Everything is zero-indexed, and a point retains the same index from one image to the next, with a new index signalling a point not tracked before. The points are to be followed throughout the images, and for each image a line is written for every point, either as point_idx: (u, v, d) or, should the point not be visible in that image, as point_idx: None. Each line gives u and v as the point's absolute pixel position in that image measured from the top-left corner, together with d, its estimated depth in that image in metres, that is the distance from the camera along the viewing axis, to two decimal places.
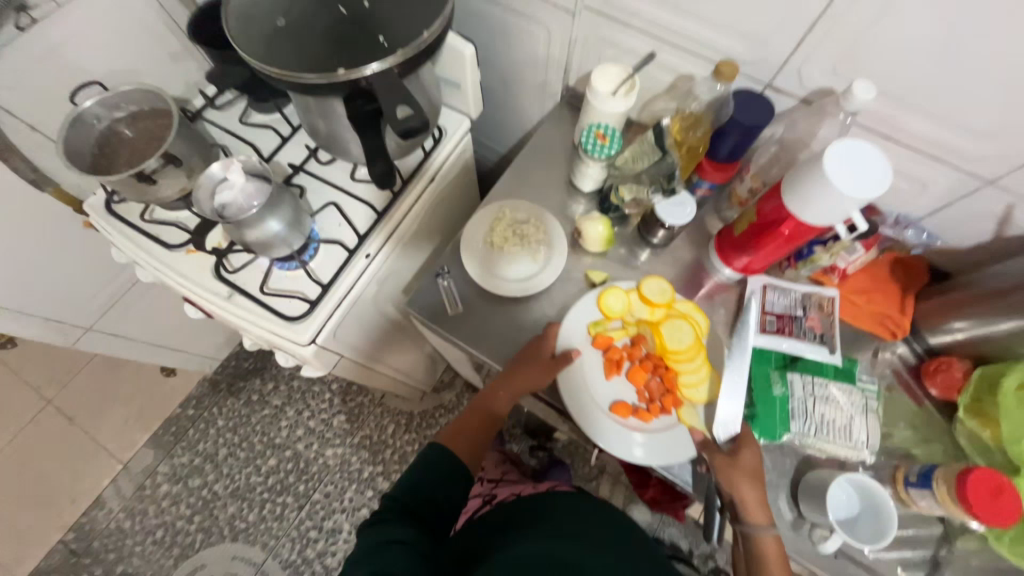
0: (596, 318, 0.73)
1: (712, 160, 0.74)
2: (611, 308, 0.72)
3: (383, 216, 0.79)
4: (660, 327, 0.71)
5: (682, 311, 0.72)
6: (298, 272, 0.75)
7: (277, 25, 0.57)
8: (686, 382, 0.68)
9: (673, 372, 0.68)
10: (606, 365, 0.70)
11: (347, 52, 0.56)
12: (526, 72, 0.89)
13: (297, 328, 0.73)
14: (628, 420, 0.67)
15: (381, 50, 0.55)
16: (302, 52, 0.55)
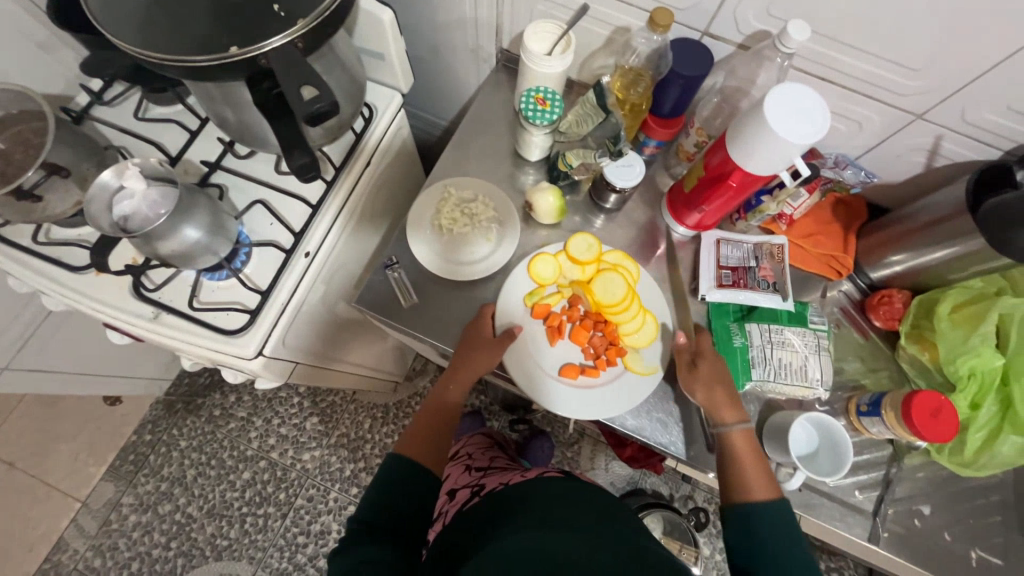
0: (532, 288, 0.71)
1: (655, 116, 0.72)
2: (542, 274, 0.70)
3: (319, 209, 0.73)
4: (592, 284, 0.70)
5: (612, 262, 0.71)
6: (231, 281, 0.69)
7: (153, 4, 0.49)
8: (626, 332, 0.68)
9: (612, 325, 0.68)
10: (548, 333, 0.69)
11: (240, 27, 0.48)
12: (455, 36, 0.83)
13: (239, 342, 0.67)
14: (578, 379, 0.67)
15: (279, 21, 0.49)
16: (188, 34, 0.48)
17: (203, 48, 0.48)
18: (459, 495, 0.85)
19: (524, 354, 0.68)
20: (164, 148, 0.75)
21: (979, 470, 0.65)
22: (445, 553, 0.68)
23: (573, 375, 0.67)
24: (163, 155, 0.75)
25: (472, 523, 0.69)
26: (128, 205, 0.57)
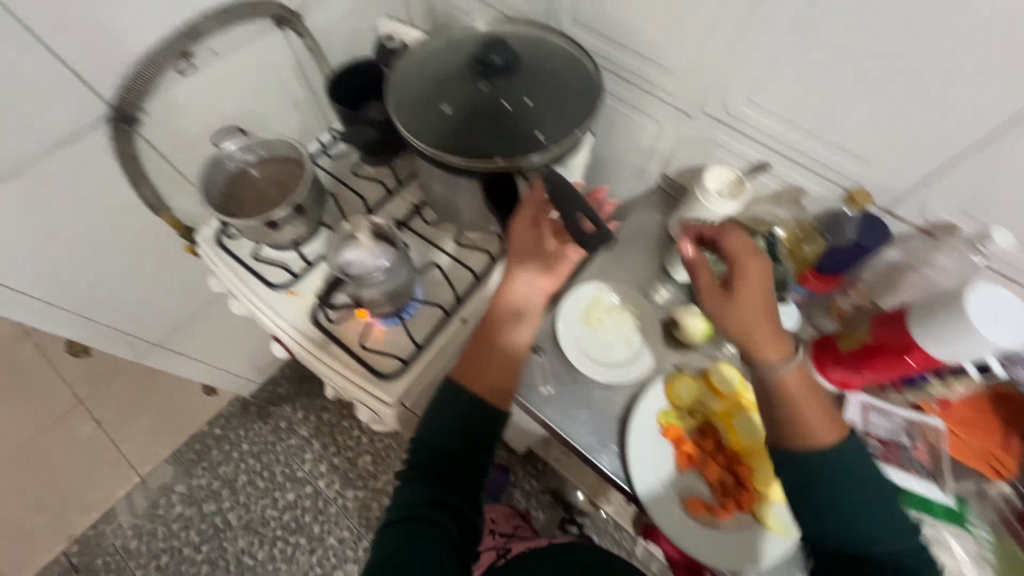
0: (666, 405, 0.71)
1: (817, 271, 0.74)
2: (680, 396, 0.71)
3: (482, 282, 0.80)
4: (731, 419, 0.70)
5: (752, 402, 0.71)
6: (394, 329, 0.76)
7: (439, 113, 0.62)
8: (761, 480, 0.67)
9: (747, 468, 0.67)
10: (678, 460, 0.68)
11: (501, 144, 0.60)
12: (626, 157, 0.93)
13: (388, 387, 0.72)
14: (704, 518, 0.65)
15: (533, 146, 0.59)
16: (461, 143, 0.60)
17: (471, 156, 0.59)
18: (484, 557, 0.93)
19: (649, 474, 0.67)
20: (364, 200, 0.88)
21: None
22: None
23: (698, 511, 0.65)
24: (362, 206, 0.87)
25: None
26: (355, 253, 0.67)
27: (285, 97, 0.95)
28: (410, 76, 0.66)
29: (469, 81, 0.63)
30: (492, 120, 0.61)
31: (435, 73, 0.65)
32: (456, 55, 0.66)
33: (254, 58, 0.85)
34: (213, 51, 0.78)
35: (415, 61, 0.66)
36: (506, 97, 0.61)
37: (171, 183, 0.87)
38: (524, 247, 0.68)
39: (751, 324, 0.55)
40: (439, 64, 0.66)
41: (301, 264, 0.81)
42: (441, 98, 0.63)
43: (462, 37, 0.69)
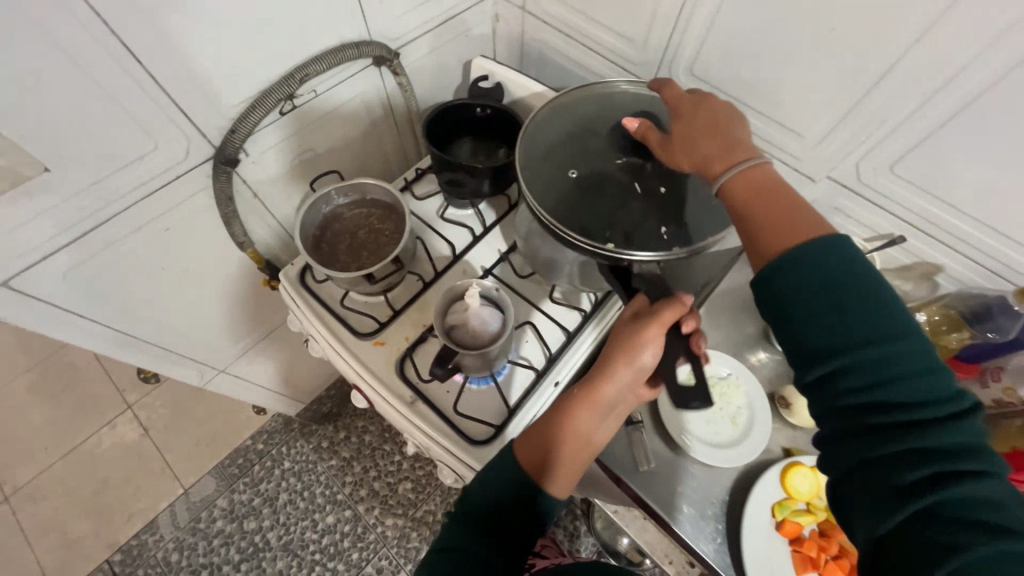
0: (782, 497, 0.66)
1: (958, 358, 0.71)
2: (798, 488, 0.66)
3: (576, 342, 0.76)
4: None
5: None
6: (485, 389, 0.73)
7: (572, 180, 0.60)
8: None
9: None
10: (798, 561, 0.63)
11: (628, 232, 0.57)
12: None
13: (480, 455, 0.68)
14: None
15: (658, 242, 0.57)
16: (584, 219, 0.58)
17: (593, 236, 0.57)
18: None
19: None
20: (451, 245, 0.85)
21: None
22: None
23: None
24: (449, 251, 0.84)
25: None
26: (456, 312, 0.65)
27: (371, 132, 0.93)
28: (551, 130, 0.64)
29: (609, 153, 0.61)
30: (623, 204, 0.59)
31: (578, 134, 0.64)
32: (601, 120, 0.65)
33: (350, 95, 0.83)
34: (314, 90, 0.77)
35: (561, 116, 0.65)
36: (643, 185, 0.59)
37: (258, 218, 0.85)
38: (643, 360, 0.54)
39: (698, 144, 0.52)
40: (584, 124, 0.64)
41: (388, 312, 0.78)
42: (577, 163, 0.61)
43: (608, 96, 0.66)
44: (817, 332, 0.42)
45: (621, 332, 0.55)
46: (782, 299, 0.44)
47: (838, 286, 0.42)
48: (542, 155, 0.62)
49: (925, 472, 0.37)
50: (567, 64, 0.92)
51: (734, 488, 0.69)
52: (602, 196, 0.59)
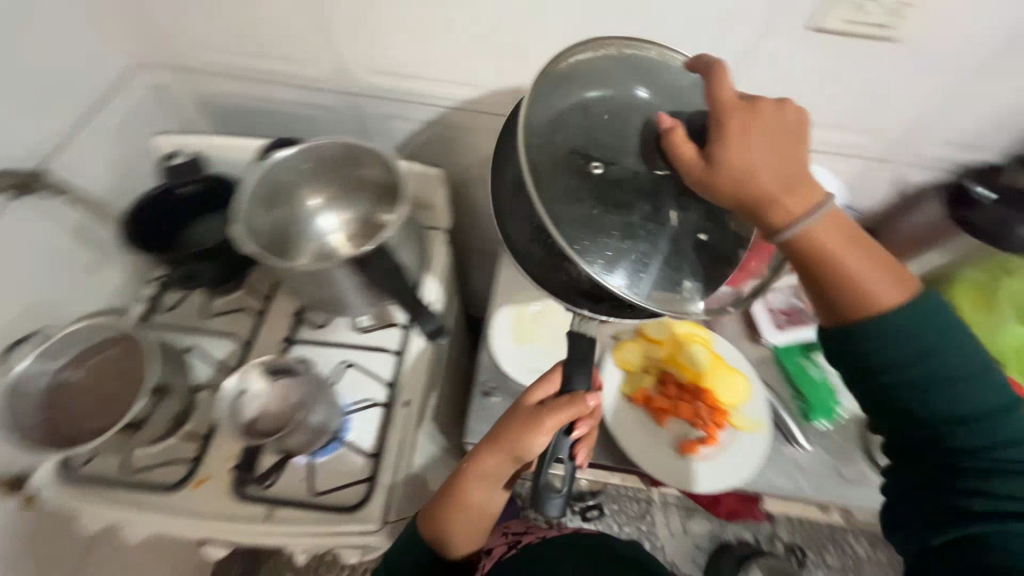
0: (624, 375, 0.76)
1: None
2: (628, 360, 0.77)
3: (406, 356, 0.75)
4: (675, 357, 0.77)
5: (683, 333, 0.79)
6: (340, 453, 0.68)
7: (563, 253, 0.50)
8: (724, 394, 0.74)
9: (709, 391, 0.74)
10: (654, 415, 0.73)
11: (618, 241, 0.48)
12: (478, 173, 0.94)
13: (365, 515, 0.64)
14: (701, 452, 0.70)
15: (674, 292, 0.49)
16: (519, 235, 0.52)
17: (573, 245, 0.47)
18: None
19: (639, 444, 0.70)
20: (235, 338, 0.76)
21: None
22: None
23: (695, 451, 0.70)
24: (236, 344, 0.76)
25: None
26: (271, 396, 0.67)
27: (72, 269, 0.76)
28: (582, 78, 0.52)
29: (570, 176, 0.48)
30: (708, 257, 0.50)
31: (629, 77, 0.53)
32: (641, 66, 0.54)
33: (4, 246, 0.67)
34: None
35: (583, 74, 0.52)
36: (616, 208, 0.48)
37: None
38: (533, 447, 0.59)
39: (756, 156, 0.43)
40: (575, 104, 0.51)
41: (195, 444, 0.68)
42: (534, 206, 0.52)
43: (576, 120, 0.50)
44: (880, 348, 0.42)
45: (517, 419, 0.61)
46: (871, 360, 0.42)
47: (947, 337, 0.41)
48: (542, 135, 0.49)
49: (985, 508, 0.39)
50: (261, 106, 0.87)
51: None
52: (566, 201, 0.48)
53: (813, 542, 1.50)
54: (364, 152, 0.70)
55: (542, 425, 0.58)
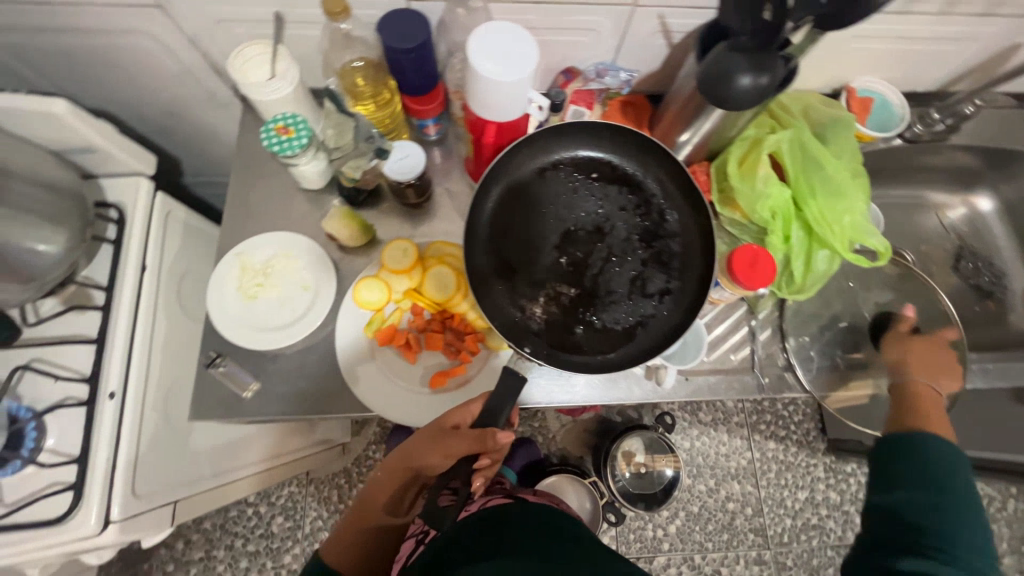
0: (365, 317, 0.66)
1: (415, 99, 0.69)
2: (369, 300, 0.66)
3: (104, 342, 0.64)
4: (424, 285, 0.67)
5: (436, 257, 0.69)
6: (32, 466, 0.59)
7: (553, 264, 0.63)
8: (475, 318, 0.67)
9: (460, 318, 0.67)
10: (404, 353, 0.66)
11: (527, 300, 0.63)
12: (177, 89, 0.74)
13: (79, 521, 0.58)
14: (450, 384, 0.65)
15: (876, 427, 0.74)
16: (488, 270, 0.63)
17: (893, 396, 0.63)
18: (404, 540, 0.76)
19: (377, 387, 0.64)
20: None
21: (812, 292, 0.70)
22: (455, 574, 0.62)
23: (440, 385, 0.65)
24: None
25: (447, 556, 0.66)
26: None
27: None
28: (568, 150, 0.67)
29: (540, 223, 0.65)
30: (577, 305, 0.62)
31: (601, 161, 0.68)
32: (631, 163, 0.67)
33: None
34: None
35: (577, 138, 0.67)
36: (571, 253, 0.63)
37: None
38: (432, 463, 0.62)
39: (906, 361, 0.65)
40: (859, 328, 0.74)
41: None
42: (507, 246, 0.64)
43: (859, 329, 0.74)
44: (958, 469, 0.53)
45: (425, 434, 0.63)
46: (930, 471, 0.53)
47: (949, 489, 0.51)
48: (814, 304, 0.74)
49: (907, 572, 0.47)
50: None
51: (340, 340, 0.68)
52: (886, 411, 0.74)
53: (687, 405, 1.63)
54: None
55: (445, 447, 0.60)
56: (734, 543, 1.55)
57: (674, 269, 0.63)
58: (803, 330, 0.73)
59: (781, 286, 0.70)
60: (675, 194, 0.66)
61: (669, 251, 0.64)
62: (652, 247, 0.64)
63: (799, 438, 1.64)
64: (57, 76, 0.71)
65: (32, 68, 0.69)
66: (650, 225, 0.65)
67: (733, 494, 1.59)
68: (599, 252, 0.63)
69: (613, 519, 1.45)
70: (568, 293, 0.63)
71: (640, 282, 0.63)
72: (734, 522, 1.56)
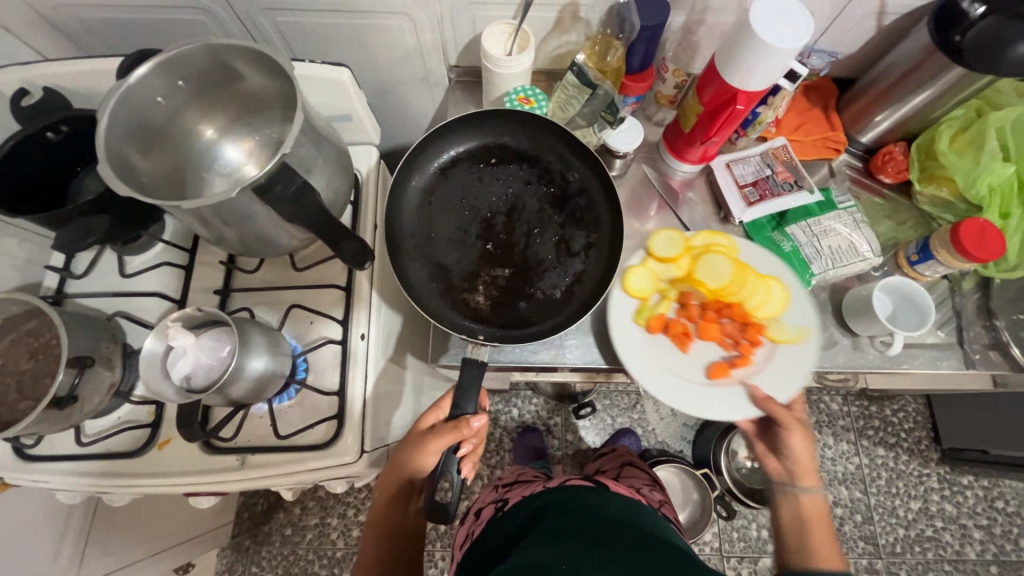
0: (635, 305, 0.70)
1: (627, 74, 0.74)
2: (639, 288, 0.69)
3: (353, 289, 0.70)
4: (695, 273, 0.70)
5: (702, 245, 0.72)
6: (301, 395, 0.66)
7: (483, 251, 0.69)
8: (755, 307, 0.68)
9: (736, 306, 0.69)
10: (678, 342, 0.68)
11: (469, 292, 0.69)
12: (401, 69, 0.81)
13: (340, 449, 0.63)
14: (733, 374, 0.67)
15: None
16: (419, 275, 0.68)
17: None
18: (485, 512, 0.82)
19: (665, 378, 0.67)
20: (169, 296, 0.70)
21: None
22: (540, 528, 0.64)
23: (721, 376, 0.66)
24: (172, 304, 0.70)
25: (532, 515, 0.69)
26: (149, 380, 0.53)
27: None
28: (462, 144, 0.75)
29: (459, 217, 0.71)
30: (514, 282, 0.68)
31: (493, 146, 0.75)
32: (524, 143, 0.75)
33: None
34: None
35: (467, 131, 0.74)
36: (495, 238, 0.69)
37: None
38: (425, 465, 0.64)
39: None
40: None
41: (150, 408, 0.65)
42: (432, 250, 0.70)
43: None
44: None
45: (403, 448, 0.66)
46: None
47: None
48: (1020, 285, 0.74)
49: None
50: (111, 14, 0.69)
51: None
52: None
53: None
54: (235, 52, 0.56)
55: (428, 447, 0.63)
56: (844, 550, 1.40)
57: (586, 225, 0.71)
58: (1012, 309, 0.72)
59: (996, 266, 0.71)
60: (574, 160, 0.74)
61: (579, 208, 0.71)
62: (563, 210, 0.71)
63: (909, 445, 1.49)
64: (303, 53, 0.78)
65: (286, 46, 0.77)
66: (558, 190, 0.72)
67: (841, 499, 1.44)
68: (521, 228, 0.69)
69: (724, 514, 1.40)
70: (503, 274, 0.68)
71: (564, 244, 0.70)
72: (843, 527, 1.42)
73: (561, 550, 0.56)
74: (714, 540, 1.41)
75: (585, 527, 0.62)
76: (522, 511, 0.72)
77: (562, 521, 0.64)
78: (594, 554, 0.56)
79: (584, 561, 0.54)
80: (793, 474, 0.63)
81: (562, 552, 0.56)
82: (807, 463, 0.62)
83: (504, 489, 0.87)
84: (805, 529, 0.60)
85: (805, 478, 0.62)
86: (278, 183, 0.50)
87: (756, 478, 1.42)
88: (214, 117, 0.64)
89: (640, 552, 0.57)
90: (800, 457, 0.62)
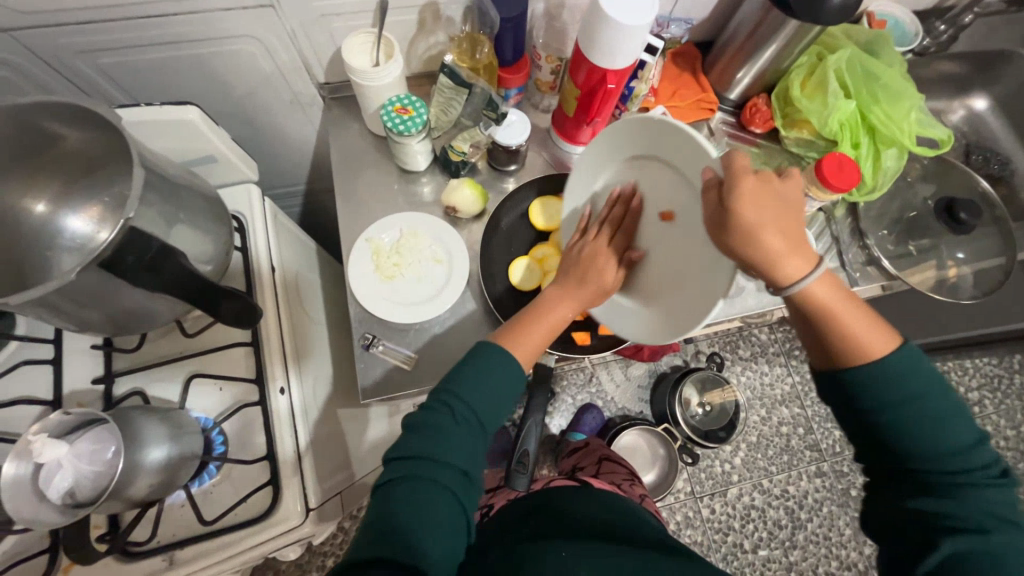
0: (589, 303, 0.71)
1: (502, 67, 0.73)
2: None
3: (259, 344, 0.64)
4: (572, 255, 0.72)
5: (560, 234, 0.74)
6: (224, 469, 0.60)
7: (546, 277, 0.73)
8: None
9: None
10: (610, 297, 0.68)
11: None
12: (265, 95, 0.75)
13: (282, 516, 0.58)
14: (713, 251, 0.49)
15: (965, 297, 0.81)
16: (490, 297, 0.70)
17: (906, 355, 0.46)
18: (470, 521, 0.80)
19: (643, 324, 0.59)
20: (39, 399, 0.60)
21: (881, 192, 0.79)
22: (525, 526, 0.63)
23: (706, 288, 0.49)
24: (43, 407, 0.60)
25: (509, 519, 0.68)
26: (17, 509, 0.45)
27: None
28: (539, 184, 0.77)
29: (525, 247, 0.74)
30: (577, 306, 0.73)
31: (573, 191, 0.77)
32: None
33: None
34: None
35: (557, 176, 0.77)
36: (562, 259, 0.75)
37: None
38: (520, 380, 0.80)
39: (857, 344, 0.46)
40: (918, 217, 0.84)
41: (42, 532, 0.56)
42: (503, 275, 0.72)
43: (917, 217, 0.85)
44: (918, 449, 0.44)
45: (587, 250, 0.61)
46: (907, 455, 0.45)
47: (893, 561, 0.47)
48: (877, 205, 0.84)
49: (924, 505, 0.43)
50: None
51: (478, 304, 0.72)
52: (971, 281, 0.81)
53: (727, 342, 1.64)
54: (46, 111, 0.49)
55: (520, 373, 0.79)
56: (794, 462, 1.54)
57: None
58: (876, 226, 0.82)
59: (860, 192, 0.79)
60: None
61: None
62: None
63: None
64: (144, 96, 0.69)
65: (120, 90, 0.68)
66: None
67: (784, 418, 1.59)
68: None
69: (689, 460, 1.48)
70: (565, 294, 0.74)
71: None
72: (790, 442, 1.56)
73: (543, 546, 0.55)
74: (686, 485, 1.50)
75: (563, 523, 0.61)
76: (501, 515, 0.70)
77: (547, 517, 0.63)
78: (577, 546, 0.54)
79: (570, 552, 0.53)
80: (774, 268, 0.46)
81: (548, 547, 0.55)
82: (786, 250, 0.46)
83: (491, 494, 0.86)
84: (825, 311, 0.47)
85: (794, 265, 0.46)
86: (128, 253, 0.44)
87: (709, 420, 1.53)
88: (42, 187, 0.55)
89: (624, 543, 0.56)
90: (773, 254, 0.46)
